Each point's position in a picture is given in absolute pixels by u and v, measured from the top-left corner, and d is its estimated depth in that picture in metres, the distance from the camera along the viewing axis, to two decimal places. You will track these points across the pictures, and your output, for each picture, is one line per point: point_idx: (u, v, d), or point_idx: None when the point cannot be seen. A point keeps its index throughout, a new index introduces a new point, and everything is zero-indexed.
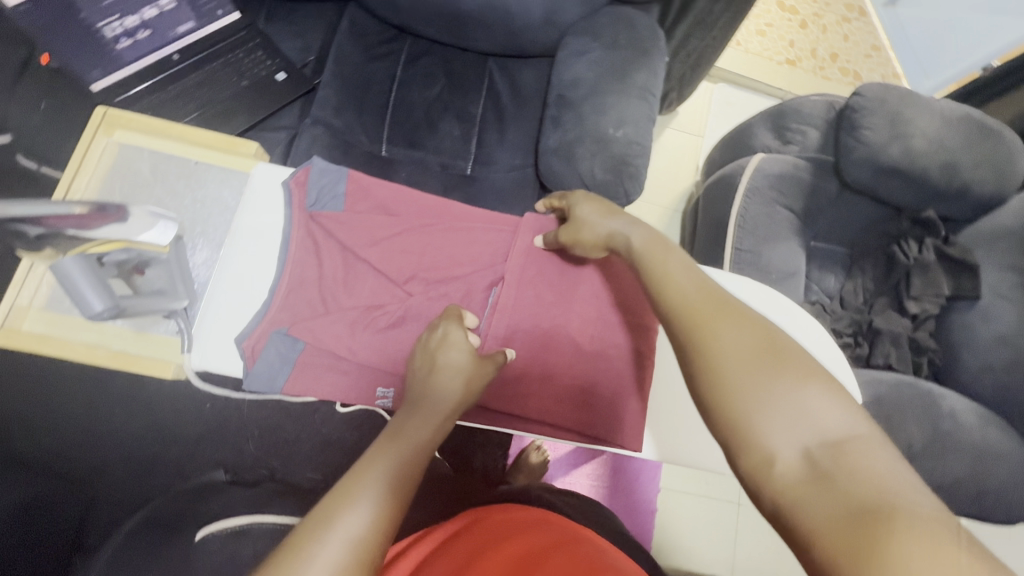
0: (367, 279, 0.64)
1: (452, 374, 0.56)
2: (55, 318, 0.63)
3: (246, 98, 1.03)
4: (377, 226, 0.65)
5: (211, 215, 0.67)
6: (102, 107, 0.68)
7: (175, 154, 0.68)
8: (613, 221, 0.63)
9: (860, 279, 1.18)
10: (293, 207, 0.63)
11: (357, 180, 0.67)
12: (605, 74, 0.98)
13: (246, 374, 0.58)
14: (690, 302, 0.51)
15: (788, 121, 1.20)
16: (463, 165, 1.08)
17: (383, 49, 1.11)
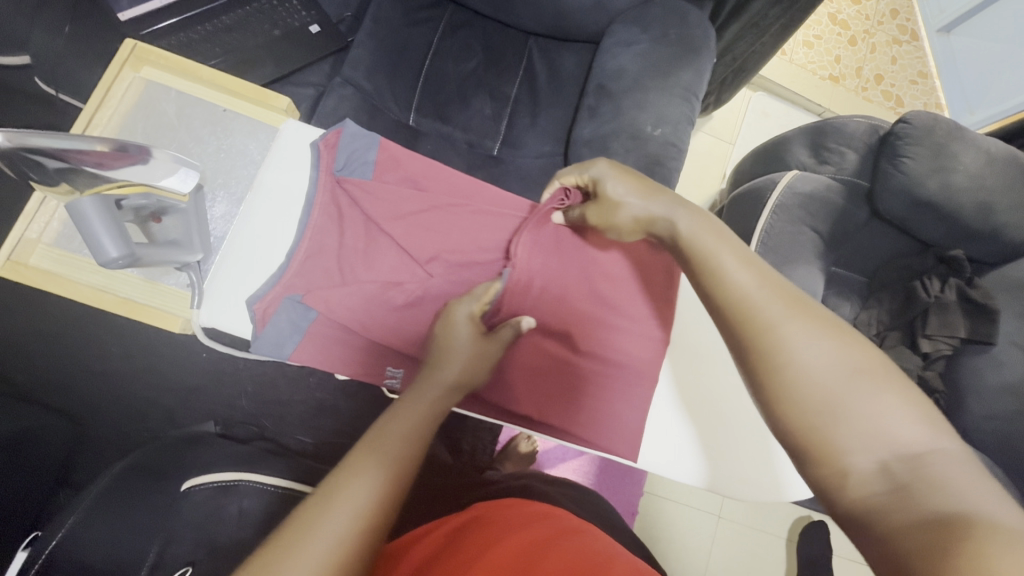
0: (388, 254, 0.61)
1: (456, 357, 0.56)
2: (62, 256, 0.61)
3: (276, 48, 0.99)
4: (404, 199, 0.62)
5: (234, 167, 0.65)
6: (130, 39, 0.64)
7: (202, 99, 0.66)
8: (649, 207, 0.59)
9: (875, 310, 1.16)
10: (320, 169, 0.62)
11: (389, 149, 0.65)
12: (650, 69, 0.95)
13: (254, 336, 0.56)
14: (756, 299, 0.48)
15: (828, 139, 1.16)
16: (490, 145, 1.06)
17: (423, 14, 1.07)
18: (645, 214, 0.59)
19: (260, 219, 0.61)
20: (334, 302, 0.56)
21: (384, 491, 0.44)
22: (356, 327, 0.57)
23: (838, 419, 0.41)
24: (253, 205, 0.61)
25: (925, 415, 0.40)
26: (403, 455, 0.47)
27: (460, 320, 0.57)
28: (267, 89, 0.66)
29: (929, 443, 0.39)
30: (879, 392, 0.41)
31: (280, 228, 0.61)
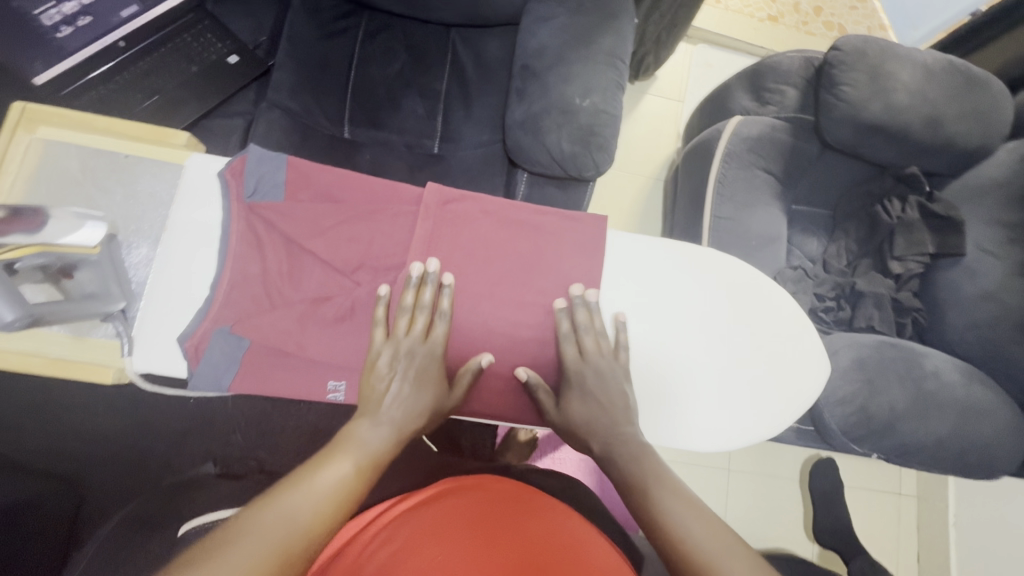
0: (314, 271, 0.62)
1: (414, 384, 0.57)
2: None
3: (197, 83, 0.99)
4: (321, 214, 0.62)
5: (145, 211, 0.64)
6: (19, 103, 0.64)
7: (103, 149, 0.65)
8: (605, 413, 0.60)
9: (843, 241, 1.15)
10: (231, 199, 0.61)
11: (298, 165, 0.63)
12: (570, 41, 0.94)
13: (191, 374, 0.57)
14: (722, 559, 0.45)
15: (766, 80, 1.15)
16: (429, 144, 1.06)
17: (339, 25, 1.06)
18: (591, 420, 0.60)
19: (181, 259, 0.61)
20: (266, 327, 0.58)
21: (313, 515, 0.44)
22: (291, 348, 0.59)
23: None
24: (171, 247, 0.61)
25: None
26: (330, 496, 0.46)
27: (423, 369, 0.58)
28: (163, 126, 0.66)
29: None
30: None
31: (201, 264, 0.61)
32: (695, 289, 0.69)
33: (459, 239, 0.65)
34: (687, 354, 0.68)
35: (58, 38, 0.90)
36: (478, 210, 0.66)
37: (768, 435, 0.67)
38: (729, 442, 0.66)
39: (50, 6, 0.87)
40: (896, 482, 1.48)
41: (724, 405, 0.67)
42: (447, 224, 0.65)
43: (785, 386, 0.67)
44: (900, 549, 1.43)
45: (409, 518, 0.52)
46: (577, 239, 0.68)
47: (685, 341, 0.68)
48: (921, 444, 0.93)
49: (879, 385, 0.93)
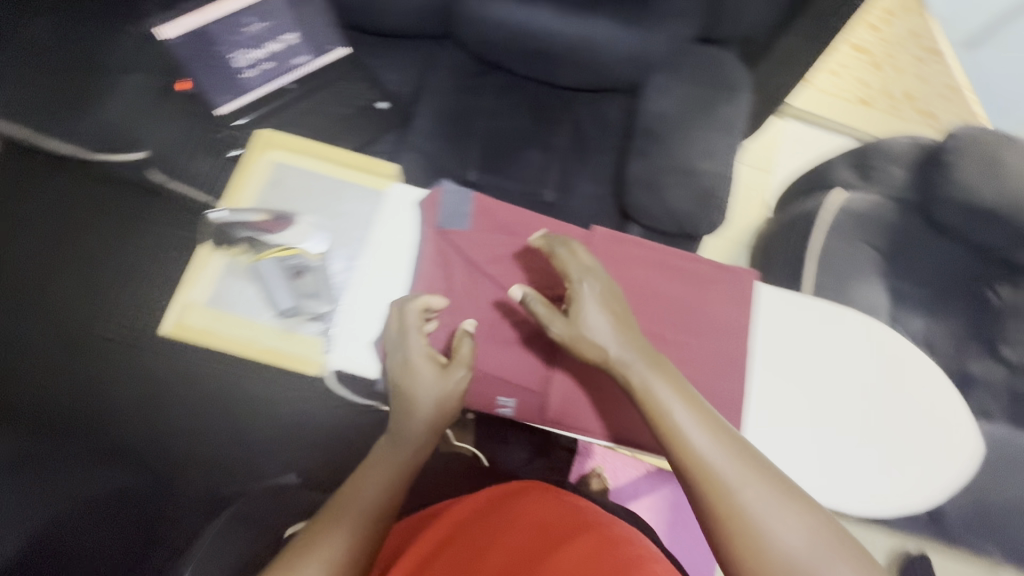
0: (489, 294, 0.68)
1: (422, 391, 0.61)
2: (219, 314, 0.67)
3: (349, 124, 1.13)
4: (499, 243, 0.68)
5: (351, 228, 0.72)
6: (260, 129, 0.74)
7: (320, 173, 0.74)
8: (624, 337, 0.60)
9: (946, 322, 1.14)
10: (425, 225, 0.69)
11: (483, 201, 0.71)
12: (690, 110, 1.01)
13: (382, 373, 0.65)
14: (798, 545, 0.48)
15: (872, 158, 1.17)
16: (544, 192, 1.13)
17: (474, 82, 1.18)
18: (610, 341, 0.60)
19: (376, 272, 0.70)
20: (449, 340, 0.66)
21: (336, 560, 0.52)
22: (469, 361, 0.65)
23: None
24: (369, 263, 0.70)
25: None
26: (363, 516, 0.56)
27: (410, 360, 0.62)
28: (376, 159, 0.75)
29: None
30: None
31: (393, 280, 0.70)
32: (852, 353, 0.68)
33: (622, 277, 0.67)
34: (842, 420, 0.66)
35: (242, 78, 1.04)
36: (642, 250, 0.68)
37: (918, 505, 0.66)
38: (882, 511, 0.65)
39: (243, 52, 1.01)
40: None
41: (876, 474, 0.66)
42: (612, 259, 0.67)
43: (933, 456, 0.67)
44: None
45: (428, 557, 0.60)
46: (736, 285, 0.68)
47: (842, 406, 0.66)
48: None
49: None
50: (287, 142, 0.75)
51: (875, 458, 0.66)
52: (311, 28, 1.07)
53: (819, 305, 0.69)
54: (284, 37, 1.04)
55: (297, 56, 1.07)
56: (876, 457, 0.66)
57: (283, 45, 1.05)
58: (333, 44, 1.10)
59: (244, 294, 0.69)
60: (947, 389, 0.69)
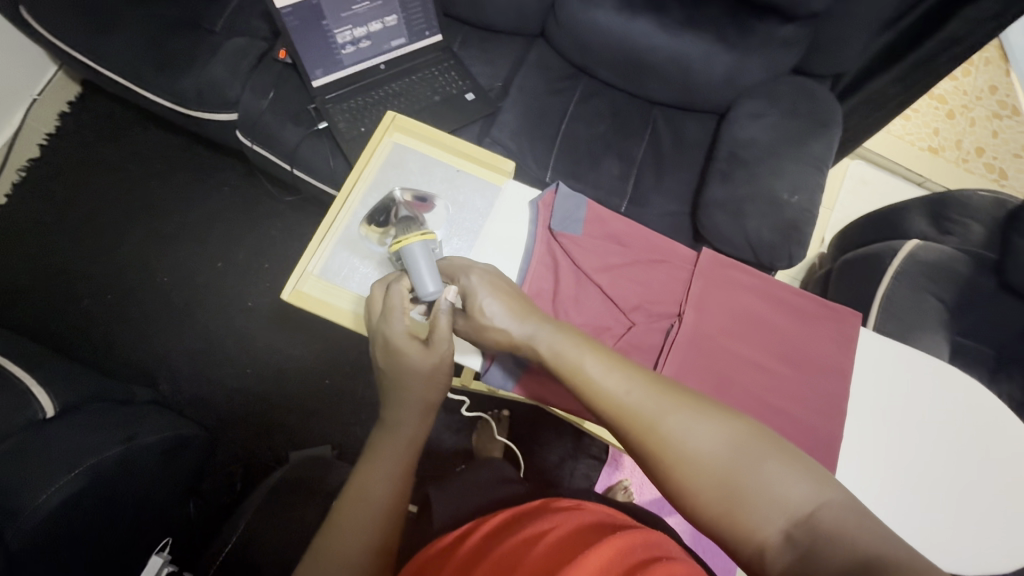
0: (595, 301, 0.68)
1: (407, 349, 0.62)
2: (331, 286, 0.68)
3: (435, 111, 1.12)
4: (610, 254, 0.70)
5: (465, 219, 0.71)
6: (390, 112, 0.76)
7: (441, 162, 0.75)
8: (524, 313, 0.61)
9: (1005, 386, 1.12)
10: (538, 225, 0.70)
11: (594, 208, 0.72)
12: (781, 140, 1.01)
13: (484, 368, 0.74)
14: (718, 450, 0.48)
15: (949, 210, 1.19)
16: (617, 202, 1.13)
17: (561, 85, 1.19)
18: (509, 321, 0.61)
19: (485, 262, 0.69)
20: None
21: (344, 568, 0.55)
22: None
23: (751, 507, 0.45)
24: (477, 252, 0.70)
25: (820, 485, 0.46)
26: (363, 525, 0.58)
27: (392, 336, 0.62)
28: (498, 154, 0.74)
29: (814, 501, 0.45)
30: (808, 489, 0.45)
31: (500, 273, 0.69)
32: (943, 407, 0.67)
33: (725, 305, 0.69)
34: (927, 468, 0.65)
35: (341, 53, 1.07)
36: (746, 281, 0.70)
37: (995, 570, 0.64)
38: (957, 568, 0.63)
39: (347, 28, 1.04)
40: None
41: (956, 530, 0.64)
42: (719, 285, 0.70)
43: (1018, 522, 0.65)
44: None
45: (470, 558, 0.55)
46: (838, 328, 0.69)
47: (928, 454, 0.65)
48: None
49: None
50: (414, 128, 0.76)
51: (957, 513, 0.64)
52: (412, 13, 1.09)
53: (916, 357, 0.69)
54: (386, 19, 1.06)
55: (393, 39, 1.11)
56: (957, 513, 0.64)
57: (384, 26, 1.07)
58: (429, 31, 1.14)
59: (358, 270, 0.69)
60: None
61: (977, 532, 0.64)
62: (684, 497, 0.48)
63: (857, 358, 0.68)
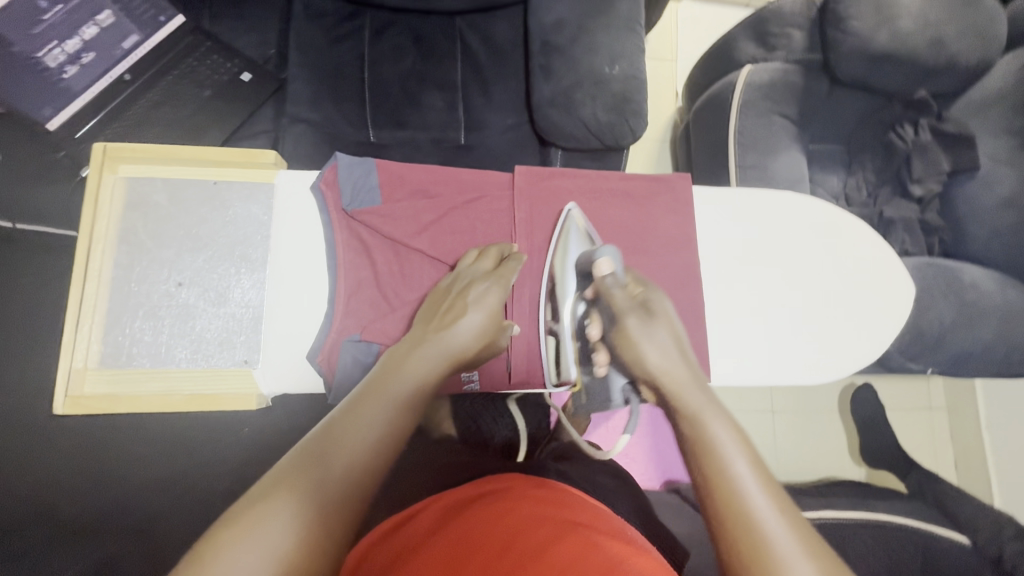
0: (423, 268, 0.65)
1: (471, 321, 0.56)
2: (115, 375, 0.59)
3: (214, 108, 0.96)
4: (420, 211, 0.64)
5: (246, 236, 0.63)
6: (99, 144, 0.62)
7: (192, 179, 0.64)
8: (673, 352, 0.53)
9: (861, 173, 1.20)
10: (331, 211, 0.63)
11: (388, 169, 0.65)
12: (587, 12, 0.93)
13: (328, 387, 0.60)
14: (749, 456, 0.45)
15: (769, 26, 1.19)
16: (455, 135, 1.04)
17: (346, 27, 1.04)
18: (661, 358, 0.52)
19: (289, 276, 0.64)
20: (390, 330, 0.61)
21: (297, 535, 0.37)
22: None
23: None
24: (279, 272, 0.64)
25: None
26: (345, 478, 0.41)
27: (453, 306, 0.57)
28: (250, 148, 0.64)
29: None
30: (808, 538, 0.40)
31: (315, 281, 0.64)
32: (782, 232, 0.68)
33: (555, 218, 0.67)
34: (782, 295, 0.67)
35: (64, 79, 0.85)
36: (570, 184, 0.68)
37: (863, 363, 0.67)
38: (827, 375, 0.65)
39: (54, 46, 0.83)
40: (928, 396, 1.55)
41: (818, 341, 0.66)
42: (542, 199, 0.68)
43: (875, 313, 0.67)
44: (939, 458, 1.51)
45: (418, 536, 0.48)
46: (671, 199, 0.68)
47: (780, 281, 0.67)
48: (969, 351, 0.98)
49: (926, 303, 0.96)
50: (140, 152, 0.63)
51: (817, 326, 0.66)
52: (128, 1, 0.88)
53: (749, 193, 0.68)
54: (98, 17, 0.86)
55: (124, 39, 0.89)
56: (818, 325, 0.66)
57: (102, 28, 0.86)
58: (164, 15, 0.93)
59: (145, 342, 0.60)
60: (883, 247, 0.70)
61: (839, 336, 0.66)
62: (705, 488, 0.44)
63: (696, 219, 0.68)
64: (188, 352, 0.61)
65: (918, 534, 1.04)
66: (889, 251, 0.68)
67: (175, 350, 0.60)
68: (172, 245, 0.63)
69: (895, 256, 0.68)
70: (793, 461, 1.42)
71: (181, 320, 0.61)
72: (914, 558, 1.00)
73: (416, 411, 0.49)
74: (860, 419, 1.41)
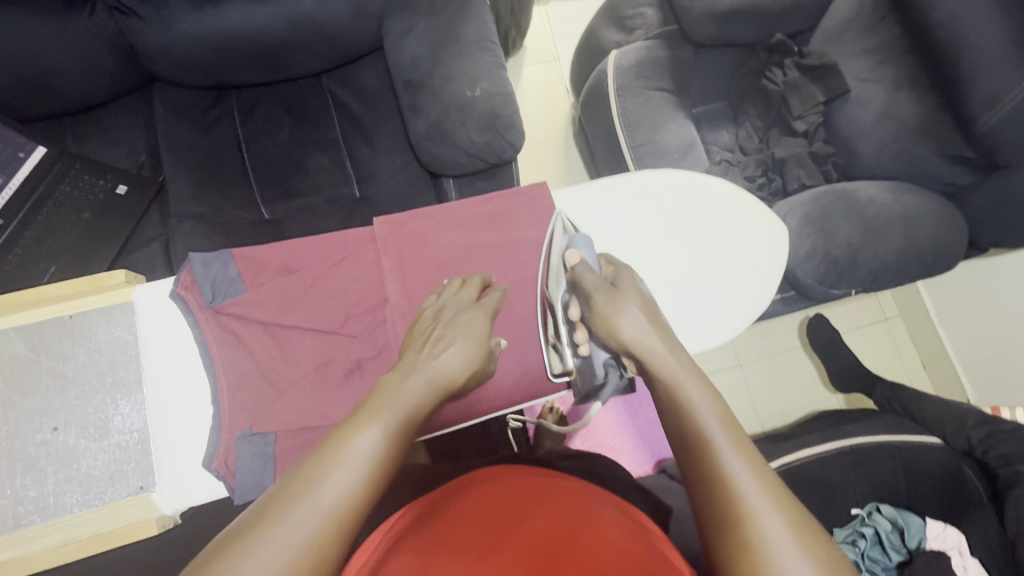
0: (306, 342, 0.65)
1: (456, 352, 0.55)
2: (6, 539, 0.57)
3: (96, 228, 0.95)
4: (287, 288, 0.65)
5: (115, 359, 0.63)
6: None
7: (44, 319, 0.63)
8: (658, 324, 0.57)
9: (748, 123, 1.24)
10: (194, 311, 0.63)
11: (245, 255, 0.66)
12: (438, 43, 0.95)
13: (230, 490, 0.59)
14: (715, 407, 0.49)
15: (623, 10, 1.24)
16: (349, 190, 1.05)
17: (213, 114, 1.04)
18: (642, 329, 0.56)
19: (171, 388, 0.63)
20: (282, 415, 0.61)
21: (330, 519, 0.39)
22: (312, 420, 0.62)
23: (750, 515, 0.40)
24: (156, 387, 0.63)
25: (834, 566, 0.37)
26: (374, 473, 0.43)
27: (436, 336, 0.56)
28: (95, 274, 0.64)
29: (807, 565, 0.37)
30: (766, 481, 0.43)
31: (198, 385, 0.64)
32: (648, 212, 0.71)
33: (424, 257, 0.69)
34: (663, 268, 0.70)
35: None
36: (433, 221, 0.70)
37: (754, 312, 0.70)
38: (722, 334, 0.69)
39: None
40: (880, 310, 1.59)
41: (706, 304, 0.69)
42: (407, 242, 0.69)
43: (753, 262, 0.70)
44: (906, 365, 1.55)
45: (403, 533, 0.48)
46: (533, 209, 0.72)
47: (657, 257, 0.70)
48: (887, 263, 1.01)
49: (831, 230, 1.00)
50: None
51: (702, 290, 0.69)
52: None
53: (610, 183, 0.72)
54: None
55: None
56: (703, 288, 0.69)
57: None
58: (23, 151, 0.92)
59: (31, 497, 0.58)
60: (751, 199, 0.73)
61: (725, 293, 0.69)
62: (686, 439, 0.48)
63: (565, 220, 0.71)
64: (79, 495, 0.59)
65: (894, 447, 1.06)
66: (747, 202, 0.72)
67: (65, 497, 0.59)
68: (40, 391, 0.61)
69: (756, 204, 0.71)
70: (770, 407, 1.43)
71: (64, 464, 0.60)
72: (895, 472, 1.05)
73: (408, 437, 0.47)
74: (821, 348, 1.44)
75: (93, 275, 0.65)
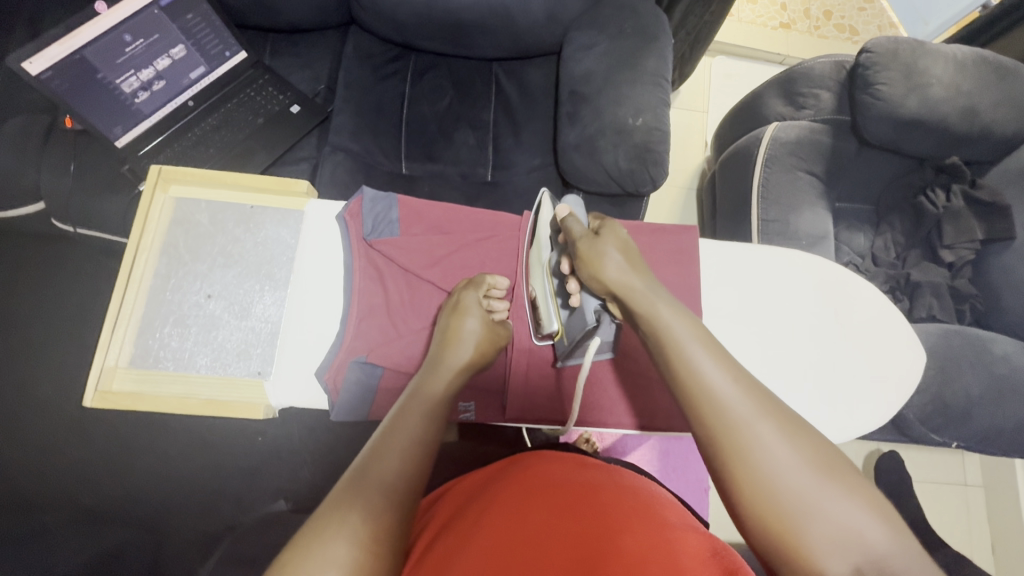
0: (433, 298, 0.71)
1: (466, 339, 0.62)
2: (142, 374, 0.65)
3: (264, 134, 1.05)
4: (434, 246, 0.72)
5: (274, 255, 0.70)
6: (156, 167, 0.71)
7: (231, 203, 0.72)
8: (637, 267, 0.58)
9: (889, 234, 1.17)
10: (352, 237, 0.69)
11: (408, 205, 0.73)
12: (616, 66, 0.98)
13: (333, 404, 0.65)
14: (693, 333, 0.50)
15: (798, 86, 1.21)
16: (483, 172, 1.10)
17: (390, 68, 1.13)
18: (624, 266, 0.58)
19: (307, 296, 0.70)
20: (395, 354, 0.66)
21: (386, 507, 0.41)
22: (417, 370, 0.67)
23: (744, 431, 0.43)
24: (299, 291, 0.70)
25: (821, 456, 0.42)
26: (409, 449, 0.47)
27: (445, 330, 0.63)
28: (287, 178, 0.72)
29: (866, 529, 0.38)
30: (751, 395, 0.45)
31: (330, 303, 0.70)
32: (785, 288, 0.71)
33: None
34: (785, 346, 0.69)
35: (135, 103, 0.92)
36: None
37: (863, 429, 0.67)
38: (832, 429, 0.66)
39: (130, 74, 0.89)
40: (961, 472, 1.46)
41: (816, 403, 0.67)
42: None
43: (881, 370, 0.69)
44: (975, 543, 1.40)
45: (455, 519, 0.52)
46: (678, 244, 0.72)
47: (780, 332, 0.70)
48: (1002, 428, 0.93)
49: (953, 373, 0.93)
50: (186, 176, 0.72)
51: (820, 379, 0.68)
52: (200, 36, 0.96)
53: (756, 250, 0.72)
54: (172, 51, 0.93)
55: (191, 70, 0.98)
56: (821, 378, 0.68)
57: (173, 60, 0.94)
58: (230, 50, 1.02)
59: (171, 347, 0.66)
60: (900, 322, 0.71)
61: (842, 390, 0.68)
62: (672, 374, 0.49)
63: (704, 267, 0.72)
64: (208, 360, 0.66)
65: None
66: (891, 310, 0.70)
67: (196, 358, 0.66)
68: (206, 260, 0.69)
69: (897, 313, 0.70)
70: None
71: (205, 330, 0.67)
72: None
73: (434, 414, 0.52)
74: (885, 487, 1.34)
75: (280, 179, 0.73)
